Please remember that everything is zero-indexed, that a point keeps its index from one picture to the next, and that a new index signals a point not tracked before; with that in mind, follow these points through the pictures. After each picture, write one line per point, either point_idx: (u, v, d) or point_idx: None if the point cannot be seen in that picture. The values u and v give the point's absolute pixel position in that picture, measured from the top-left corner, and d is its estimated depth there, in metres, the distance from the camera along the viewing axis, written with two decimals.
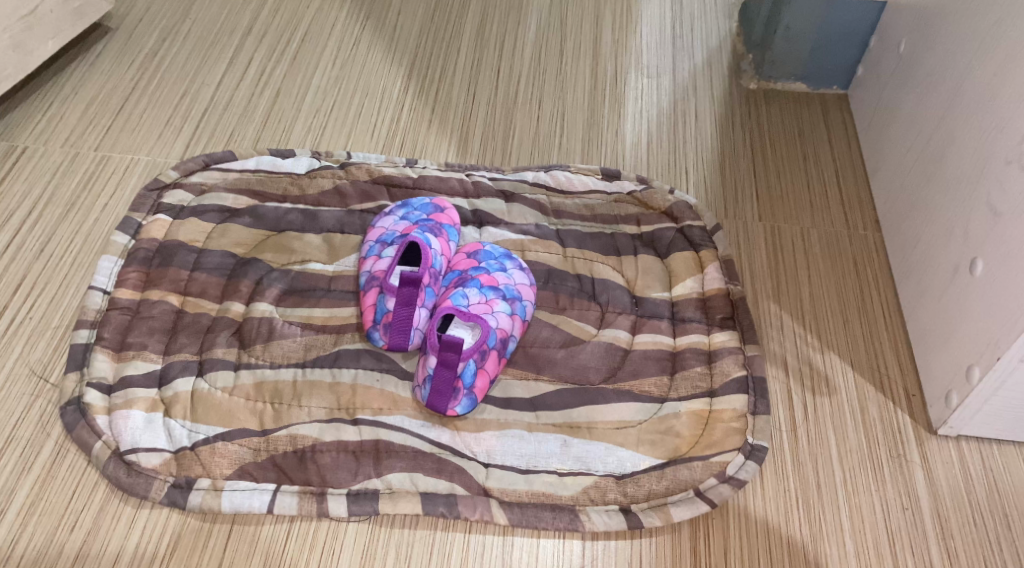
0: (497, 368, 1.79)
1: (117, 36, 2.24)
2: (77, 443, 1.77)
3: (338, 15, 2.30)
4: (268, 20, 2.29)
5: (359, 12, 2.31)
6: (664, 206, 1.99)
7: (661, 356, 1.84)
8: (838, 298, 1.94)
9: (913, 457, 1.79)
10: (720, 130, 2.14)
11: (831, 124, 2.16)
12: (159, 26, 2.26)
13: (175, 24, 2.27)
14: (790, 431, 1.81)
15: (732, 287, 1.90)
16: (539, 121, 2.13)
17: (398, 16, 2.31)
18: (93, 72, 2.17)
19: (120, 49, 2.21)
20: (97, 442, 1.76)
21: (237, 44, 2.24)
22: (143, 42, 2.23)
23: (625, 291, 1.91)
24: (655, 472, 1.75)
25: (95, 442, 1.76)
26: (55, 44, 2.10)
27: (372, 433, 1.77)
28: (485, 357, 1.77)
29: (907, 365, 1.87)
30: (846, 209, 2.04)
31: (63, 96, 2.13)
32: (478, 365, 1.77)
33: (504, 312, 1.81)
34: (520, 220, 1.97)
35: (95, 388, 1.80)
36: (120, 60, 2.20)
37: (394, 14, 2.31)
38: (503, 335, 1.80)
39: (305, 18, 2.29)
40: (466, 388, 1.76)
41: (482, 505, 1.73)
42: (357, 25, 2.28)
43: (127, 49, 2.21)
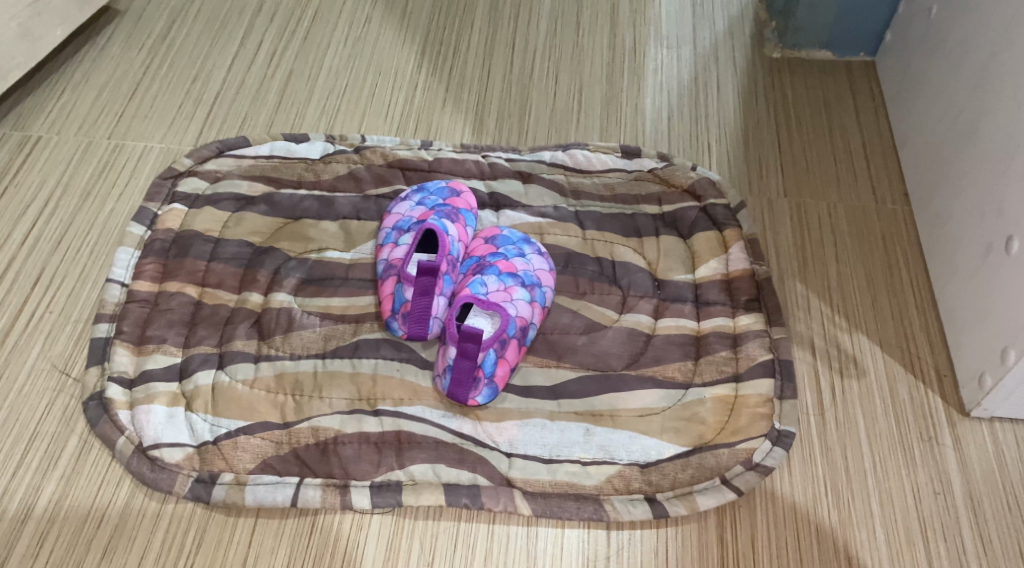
0: (517, 356, 1.77)
1: (127, 19, 2.20)
2: (101, 438, 1.76)
3: None
4: None
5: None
6: (686, 183, 1.94)
7: (684, 340, 1.82)
8: (867, 276, 1.90)
9: (944, 440, 1.77)
10: (743, 102, 2.08)
11: (857, 93, 2.10)
12: (168, 7, 2.22)
13: (184, 5, 2.22)
14: (818, 414, 1.79)
15: (757, 268, 1.86)
16: (556, 97, 2.09)
17: None
18: (104, 57, 2.14)
19: (130, 34, 2.18)
20: (120, 437, 1.75)
21: (247, 25, 2.20)
22: (152, 24, 2.19)
23: (647, 274, 1.87)
24: (680, 460, 1.73)
25: (117, 437, 1.75)
26: (63, 30, 2.07)
27: (393, 424, 1.75)
28: (505, 346, 1.75)
29: (938, 344, 1.84)
30: (874, 182, 1.99)
31: (73, 83, 2.10)
32: (499, 354, 1.75)
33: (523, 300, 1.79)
34: (538, 202, 1.93)
35: (117, 382, 1.78)
36: (130, 44, 2.16)
37: None
38: (523, 323, 1.77)
39: None
40: (487, 377, 1.74)
41: (505, 496, 1.70)
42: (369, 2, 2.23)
43: (138, 32, 2.18)
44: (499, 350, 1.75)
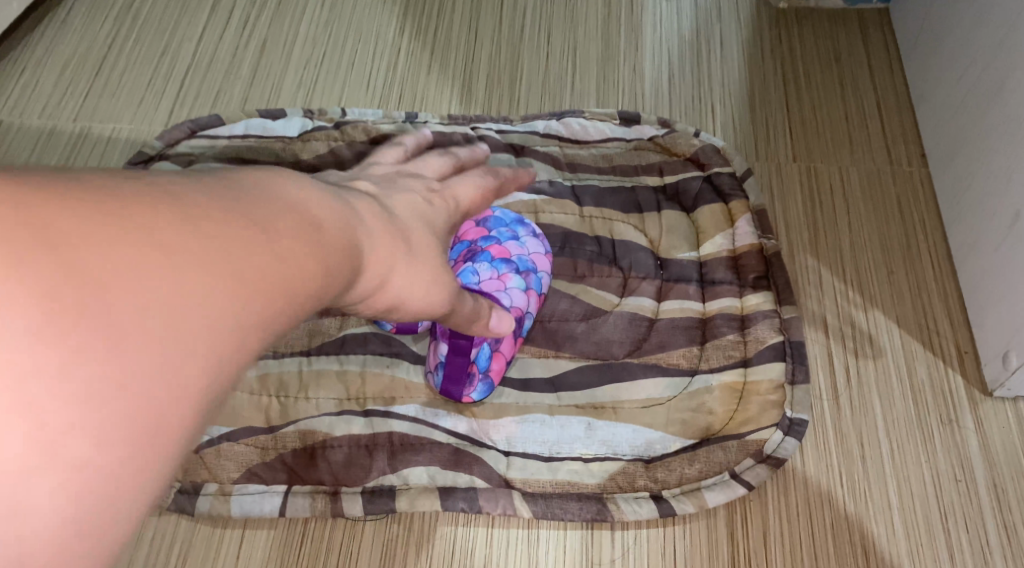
0: (513, 348, 1.67)
1: None
2: None
3: None
4: None
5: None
6: (688, 152, 1.82)
7: (690, 324, 1.72)
8: (882, 246, 1.79)
9: (966, 423, 1.67)
10: (748, 58, 1.95)
11: (870, 44, 1.96)
12: None
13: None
14: (832, 399, 1.69)
15: (766, 241, 1.74)
16: (549, 59, 1.95)
17: None
18: (66, 31, 1.99)
19: (93, 4, 2.03)
20: None
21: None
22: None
23: (648, 253, 1.76)
24: (686, 454, 1.64)
25: None
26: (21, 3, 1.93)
27: (384, 425, 1.66)
28: (499, 340, 1.65)
29: (959, 319, 1.74)
30: (888, 143, 1.86)
31: (34, 61, 1.96)
32: (494, 348, 1.65)
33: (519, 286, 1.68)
34: (532, 177, 1.82)
35: None
36: (95, 16, 2.02)
37: None
38: (519, 314, 1.66)
39: None
40: (482, 372, 1.65)
41: (504, 498, 1.61)
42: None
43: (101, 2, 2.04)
44: (493, 344, 1.65)
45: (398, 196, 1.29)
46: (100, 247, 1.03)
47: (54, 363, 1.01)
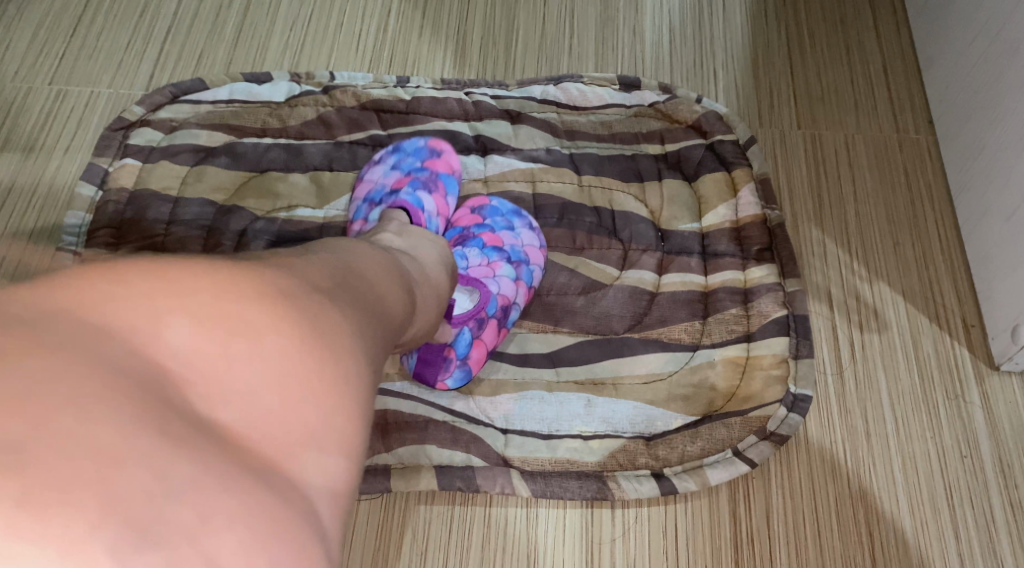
0: (497, 338, 1.60)
1: None
2: None
3: None
4: None
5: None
6: (690, 119, 1.77)
7: (692, 298, 1.67)
8: (888, 216, 1.75)
9: (972, 397, 1.64)
10: (751, 21, 1.89)
11: (877, 5, 1.91)
12: None
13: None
14: (836, 374, 1.66)
15: (770, 212, 1.70)
16: (546, 20, 1.89)
17: None
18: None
19: None
20: None
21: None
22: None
23: (649, 224, 1.71)
24: (688, 431, 1.60)
25: None
26: None
27: (378, 402, 1.62)
28: (482, 328, 1.57)
29: (966, 292, 1.69)
30: (895, 110, 1.82)
31: (6, 18, 1.87)
32: (476, 336, 1.57)
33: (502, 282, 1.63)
34: (529, 144, 1.76)
35: None
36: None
37: None
38: (505, 303, 1.60)
39: None
40: (460, 359, 1.56)
41: (502, 476, 1.57)
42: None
43: None
44: (476, 332, 1.57)
45: (422, 243, 1.42)
46: (272, 293, 1.14)
47: (271, 395, 1.11)
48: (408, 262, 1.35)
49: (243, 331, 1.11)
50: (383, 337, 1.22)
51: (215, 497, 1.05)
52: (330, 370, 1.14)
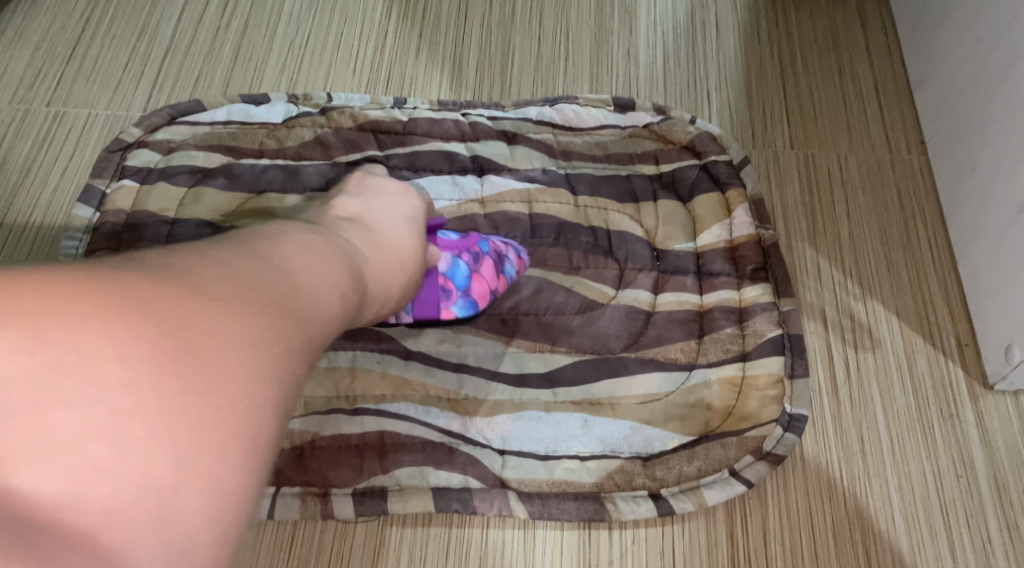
0: (496, 279, 1.64)
1: None
2: None
3: None
4: None
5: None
6: (685, 139, 1.78)
7: (687, 317, 1.68)
8: (881, 236, 1.76)
9: (967, 417, 1.65)
10: (744, 43, 1.91)
11: (868, 27, 1.93)
12: None
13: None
14: (831, 394, 1.66)
15: (764, 232, 1.71)
16: (541, 42, 1.90)
17: None
18: (36, 9, 1.91)
19: None
20: None
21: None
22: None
23: (645, 244, 1.72)
24: (685, 451, 1.61)
25: None
26: None
27: (375, 423, 1.61)
28: (478, 260, 1.62)
29: (959, 312, 1.71)
30: (887, 130, 1.84)
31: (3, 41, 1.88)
32: (473, 269, 1.61)
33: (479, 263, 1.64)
34: (525, 165, 1.77)
35: None
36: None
37: None
38: (497, 250, 1.65)
39: None
40: (461, 291, 1.61)
41: (499, 499, 1.58)
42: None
43: None
44: (472, 265, 1.61)
45: (381, 208, 1.43)
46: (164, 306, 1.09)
47: (163, 419, 1.06)
48: (352, 246, 1.30)
49: (136, 351, 1.07)
50: (305, 332, 1.16)
51: (108, 533, 1.03)
52: (237, 364, 1.10)
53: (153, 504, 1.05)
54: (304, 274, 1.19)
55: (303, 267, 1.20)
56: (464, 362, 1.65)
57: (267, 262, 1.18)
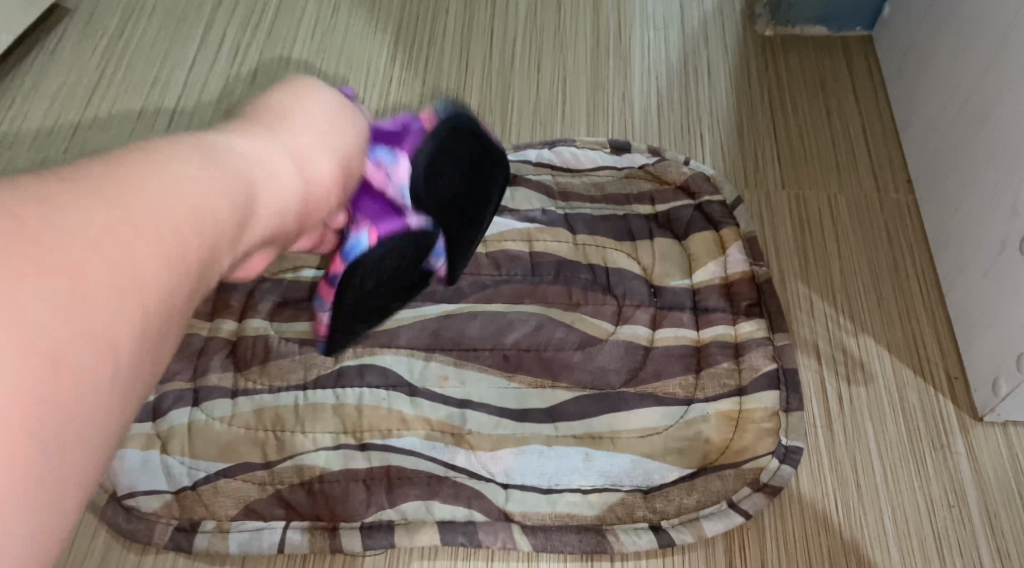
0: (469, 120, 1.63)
1: (79, 16, 2.07)
2: None
3: None
4: None
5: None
6: (679, 180, 1.84)
7: (685, 352, 1.72)
8: (871, 272, 1.81)
9: (957, 448, 1.69)
10: (735, 87, 1.98)
11: (855, 72, 2.00)
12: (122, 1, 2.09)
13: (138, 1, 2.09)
14: (825, 426, 1.71)
15: (758, 269, 1.76)
16: (540, 88, 1.97)
17: None
18: (53, 63, 2.00)
19: (81, 35, 2.04)
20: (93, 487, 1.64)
21: (206, 21, 2.06)
22: (105, 24, 2.06)
23: (642, 281, 1.77)
24: (684, 484, 1.64)
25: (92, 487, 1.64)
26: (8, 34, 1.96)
27: (381, 458, 1.64)
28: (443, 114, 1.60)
29: (948, 345, 1.76)
30: (875, 169, 1.90)
31: (24, 94, 1.97)
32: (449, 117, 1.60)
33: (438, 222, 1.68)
34: (525, 206, 1.83)
35: None
36: (82, 48, 2.02)
37: None
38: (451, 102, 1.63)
39: None
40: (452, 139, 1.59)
41: (504, 532, 1.62)
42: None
43: (90, 31, 2.05)
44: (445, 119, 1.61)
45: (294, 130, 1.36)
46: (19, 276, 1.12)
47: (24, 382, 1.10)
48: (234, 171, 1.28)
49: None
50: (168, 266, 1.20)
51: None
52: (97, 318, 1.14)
53: (73, 427, 1.12)
54: (185, 201, 1.22)
55: (183, 192, 1.22)
56: (468, 400, 1.69)
57: (131, 185, 1.19)
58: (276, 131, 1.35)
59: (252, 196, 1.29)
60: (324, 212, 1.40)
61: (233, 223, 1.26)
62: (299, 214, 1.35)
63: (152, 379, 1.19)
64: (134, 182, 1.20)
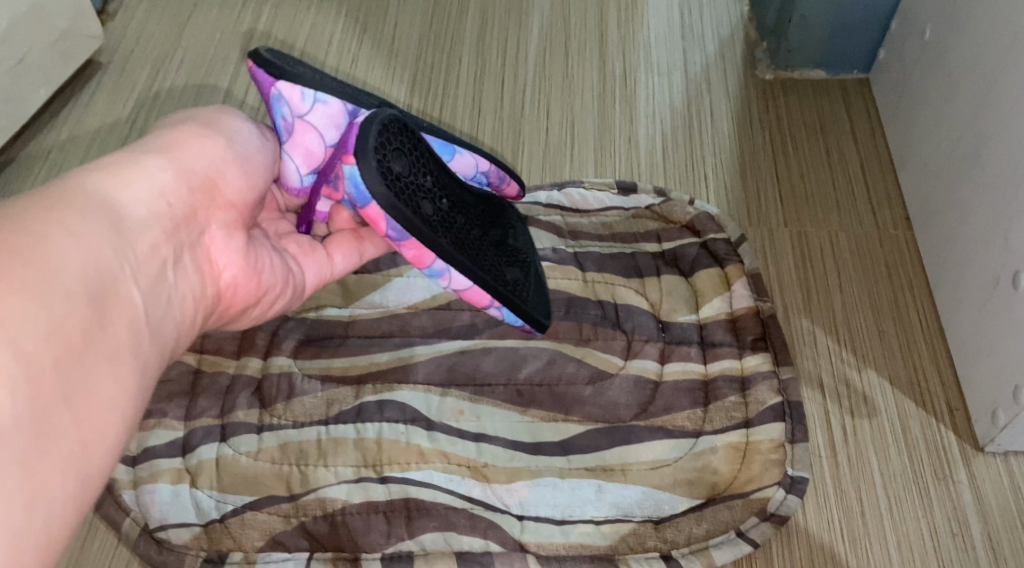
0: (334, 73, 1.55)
1: (111, 73, 2.20)
2: (106, 521, 1.70)
3: (334, 30, 2.22)
4: (262, 42, 2.22)
5: (359, 27, 2.23)
6: (685, 219, 1.91)
7: (692, 386, 1.77)
8: (872, 306, 1.87)
9: (959, 477, 1.73)
10: (737, 129, 2.05)
11: (853, 114, 2.07)
12: (151, 57, 2.21)
13: (167, 53, 2.22)
14: (830, 457, 1.76)
15: (762, 304, 1.81)
16: (549, 132, 2.05)
17: (395, 28, 2.22)
18: (88, 114, 2.13)
19: (113, 90, 2.17)
20: (125, 519, 1.68)
21: (231, 71, 2.18)
22: (135, 75, 2.18)
23: (650, 316, 1.83)
24: (694, 514, 1.69)
25: (123, 519, 1.69)
26: (47, 90, 2.08)
27: (400, 491, 1.69)
28: None
29: (949, 377, 1.81)
30: (874, 207, 1.96)
31: (60, 144, 2.10)
32: None
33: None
34: (537, 245, 1.88)
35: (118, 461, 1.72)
36: (114, 99, 2.15)
37: (391, 26, 2.22)
38: None
39: (300, 38, 2.22)
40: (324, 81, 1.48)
41: (519, 562, 1.65)
42: (355, 43, 2.20)
43: (121, 86, 2.17)
44: None
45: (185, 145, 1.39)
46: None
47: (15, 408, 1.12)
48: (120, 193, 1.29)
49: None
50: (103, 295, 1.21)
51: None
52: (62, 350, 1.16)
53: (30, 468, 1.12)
54: (64, 229, 1.21)
55: (63, 220, 1.22)
56: (483, 433, 1.74)
57: (40, 219, 1.21)
58: (161, 148, 1.37)
59: (125, 210, 1.29)
60: (214, 213, 1.40)
61: (112, 234, 1.25)
62: (185, 217, 1.35)
63: (87, 443, 1.17)
64: (16, 237, 1.17)
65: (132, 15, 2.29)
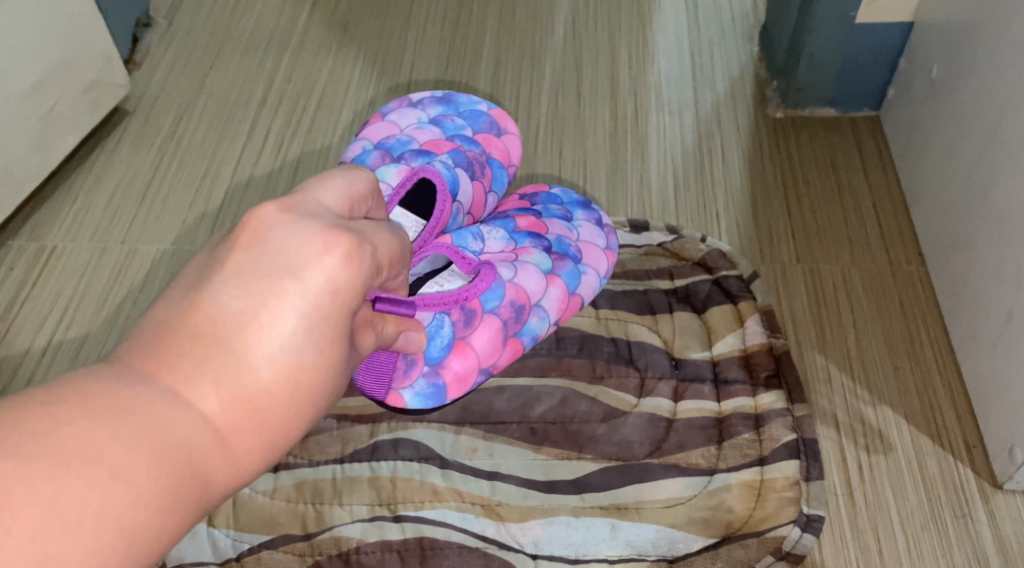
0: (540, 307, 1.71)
1: (135, 120, 2.22)
2: None
3: (352, 76, 2.26)
4: (282, 88, 2.25)
5: (376, 72, 2.26)
6: (697, 256, 1.91)
7: (706, 424, 1.76)
8: (886, 343, 1.86)
9: (979, 516, 1.72)
10: (749, 167, 2.06)
11: (865, 151, 2.08)
12: (175, 103, 2.24)
13: (190, 99, 2.24)
14: (847, 495, 1.75)
15: (775, 341, 1.81)
16: (562, 170, 2.06)
17: (410, 71, 2.25)
18: (113, 160, 2.16)
19: (137, 137, 2.19)
20: None
21: (253, 116, 2.21)
22: (160, 121, 2.21)
23: (663, 353, 1.82)
24: (708, 553, 1.68)
25: None
26: (75, 137, 2.10)
27: (415, 529, 1.69)
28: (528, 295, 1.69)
29: (965, 414, 1.80)
30: (887, 244, 1.96)
31: (86, 189, 2.11)
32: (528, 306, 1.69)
33: (537, 308, 1.67)
34: None
35: None
36: (140, 145, 2.17)
37: (406, 69, 2.25)
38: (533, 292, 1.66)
39: (319, 83, 2.25)
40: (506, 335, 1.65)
41: None
42: (373, 87, 2.24)
43: (146, 132, 2.20)
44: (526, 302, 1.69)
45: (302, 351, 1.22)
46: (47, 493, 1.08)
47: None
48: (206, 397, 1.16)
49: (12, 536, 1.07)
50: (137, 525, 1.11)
51: None
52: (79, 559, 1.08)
53: None
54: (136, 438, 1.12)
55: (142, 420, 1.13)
56: (497, 471, 1.73)
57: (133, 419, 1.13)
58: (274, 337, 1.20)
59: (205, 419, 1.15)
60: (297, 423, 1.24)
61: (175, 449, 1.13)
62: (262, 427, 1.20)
63: None
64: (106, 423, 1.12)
65: (157, 62, 2.32)
